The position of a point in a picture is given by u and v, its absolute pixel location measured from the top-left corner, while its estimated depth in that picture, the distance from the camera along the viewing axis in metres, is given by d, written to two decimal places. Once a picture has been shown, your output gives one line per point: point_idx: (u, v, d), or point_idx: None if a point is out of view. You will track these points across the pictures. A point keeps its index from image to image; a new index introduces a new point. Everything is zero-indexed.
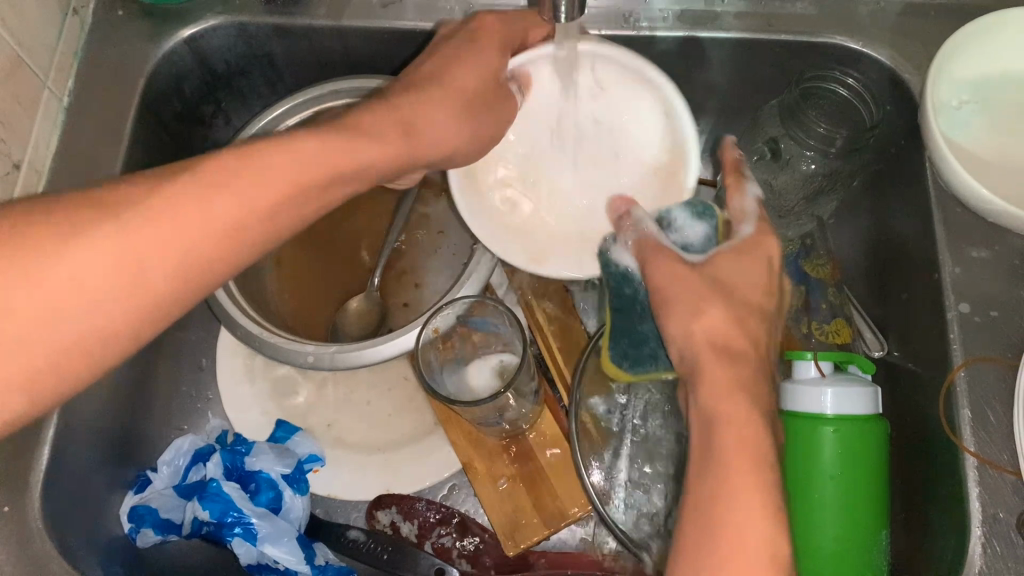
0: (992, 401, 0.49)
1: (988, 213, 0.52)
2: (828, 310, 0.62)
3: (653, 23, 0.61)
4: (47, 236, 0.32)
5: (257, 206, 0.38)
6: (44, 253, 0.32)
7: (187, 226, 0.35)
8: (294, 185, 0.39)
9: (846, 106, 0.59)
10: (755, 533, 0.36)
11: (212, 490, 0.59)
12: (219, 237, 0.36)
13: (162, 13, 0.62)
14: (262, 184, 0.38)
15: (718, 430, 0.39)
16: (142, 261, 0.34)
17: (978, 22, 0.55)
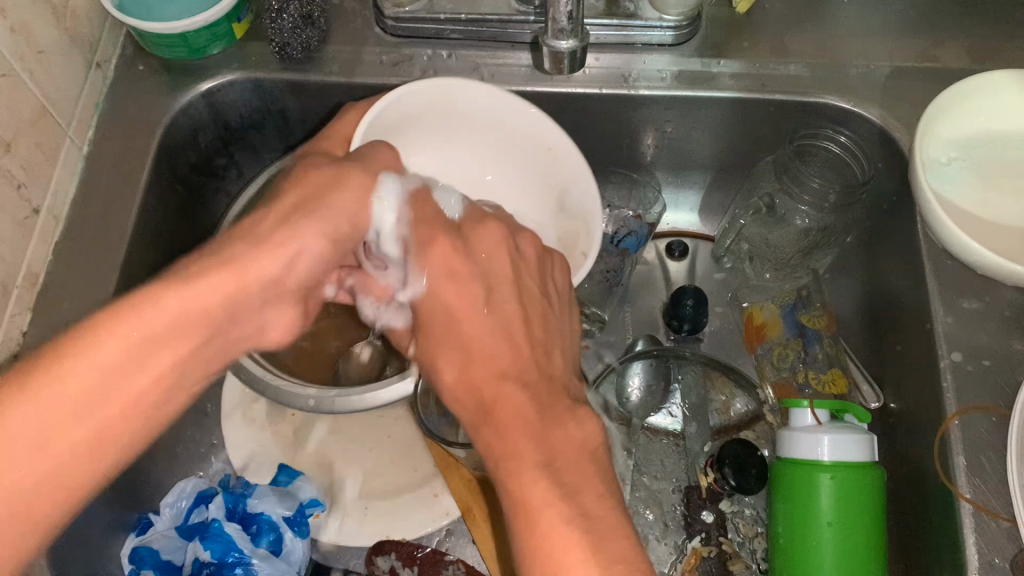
0: (986, 449, 0.50)
1: (975, 264, 0.54)
2: (824, 360, 0.65)
3: (652, 83, 0.63)
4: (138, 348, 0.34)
5: (108, 358, 0.33)
6: (105, 396, 0.33)
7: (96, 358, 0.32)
8: (168, 331, 0.34)
9: (837, 162, 0.63)
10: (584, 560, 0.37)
11: (214, 531, 0.60)
12: (107, 372, 0.33)
13: (182, 70, 0.65)
14: (202, 293, 0.35)
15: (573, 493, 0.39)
16: (99, 387, 0.33)
17: (964, 83, 0.58)
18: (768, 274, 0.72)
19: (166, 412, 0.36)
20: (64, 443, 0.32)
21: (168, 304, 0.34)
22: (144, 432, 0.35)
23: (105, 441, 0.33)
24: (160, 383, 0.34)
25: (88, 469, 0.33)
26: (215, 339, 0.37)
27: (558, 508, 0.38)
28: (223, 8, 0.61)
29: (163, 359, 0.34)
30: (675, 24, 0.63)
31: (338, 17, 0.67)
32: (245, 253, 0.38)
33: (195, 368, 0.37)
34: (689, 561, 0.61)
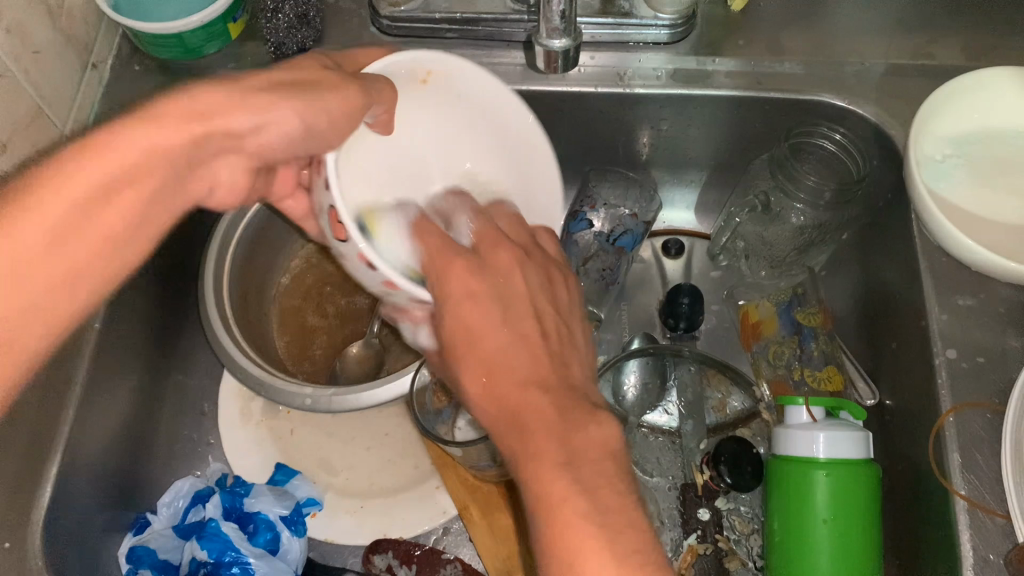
0: (981, 446, 0.50)
1: (969, 261, 0.54)
2: (821, 357, 0.65)
3: (647, 81, 0.64)
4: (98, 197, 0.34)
5: (62, 200, 0.32)
6: (66, 231, 0.33)
7: (52, 211, 0.32)
8: (127, 175, 0.34)
9: (832, 159, 0.63)
10: (584, 531, 0.35)
11: (212, 530, 0.60)
12: (63, 216, 0.32)
13: (178, 70, 0.65)
14: (158, 143, 0.34)
15: (570, 455, 0.37)
16: (56, 229, 0.32)
17: (957, 82, 0.58)
18: (763, 272, 0.72)
19: (141, 236, 0.36)
20: (30, 287, 0.32)
21: (136, 139, 0.34)
22: (110, 270, 0.35)
23: (61, 283, 0.33)
24: (128, 218, 0.35)
25: (42, 322, 0.33)
26: (177, 173, 0.36)
27: (573, 497, 0.36)
28: (218, 8, 0.61)
29: (133, 163, 0.34)
30: (669, 22, 0.63)
31: (334, 17, 0.67)
32: (216, 98, 0.37)
33: (164, 212, 0.37)
34: (685, 558, 0.61)
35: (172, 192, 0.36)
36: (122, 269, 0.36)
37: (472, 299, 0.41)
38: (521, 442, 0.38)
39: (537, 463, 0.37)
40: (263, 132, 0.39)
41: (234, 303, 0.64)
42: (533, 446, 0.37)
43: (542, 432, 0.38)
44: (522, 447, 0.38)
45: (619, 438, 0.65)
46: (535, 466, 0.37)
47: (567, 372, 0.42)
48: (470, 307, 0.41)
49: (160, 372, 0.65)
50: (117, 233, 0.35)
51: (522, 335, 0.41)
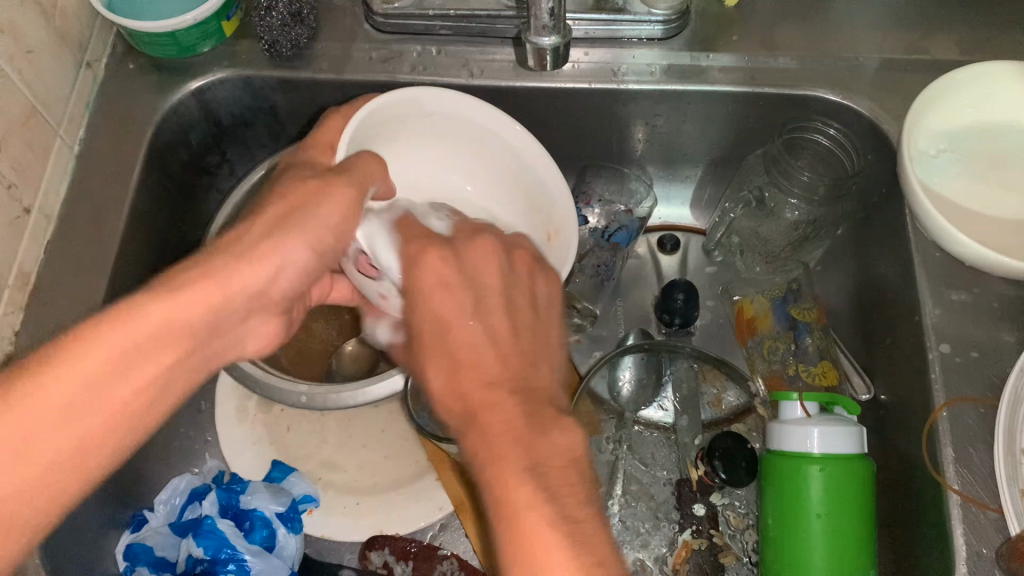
0: (974, 440, 0.50)
1: (962, 255, 0.54)
2: (816, 352, 0.65)
3: (641, 77, 0.63)
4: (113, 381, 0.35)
5: (83, 369, 0.34)
6: (82, 404, 0.34)
7: (68, 379, 0.33)
8: (142, 353, 0.35)
9: (828, 155, 0.63)
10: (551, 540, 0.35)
11: (207, 527, 0.60)
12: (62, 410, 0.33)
13: (171, 68, 0.65)
14: (172, 319, 0.36)
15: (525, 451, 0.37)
16: (74, 403, 0.34)
17: (949, 77, 0.58)
18: (759, 268, 0.71)
19: (162, 408, 0.37)
20: (62, 439, 0.33)
21: (149, 313, 0.35)
22: (106, 459, 0.35)
23: (77, 463, 0.34)
24: (153, 387, 0.36)
25: (66, 482, 0.34)
26: (185, 362, 0.37)
27: (539, 506, 0.35)
28: (211, 6, 0.61)
29: (143, 368, 0.35)
30: (663, 17, 0.63)
31: (328, 14, 0.67)
32: (225, 265, 0.38)
33: (187, 381, 0.38)
34: (680, 553, 0.61)
35: (180, 393, 0.38)
36: (149, 434, 0.37)
37: (437, 294, 0.43)
38: (485, 442, 0.38)
39: (499, 455, 0.37)
40: (275, 293, 0.41)
41: None
42: (490, 441, 0.38)
43: (502, 425, 0.38)
44: (482, 446, 0.38)
45: (615, 433, 0.65)
46: (494, 466, 0.37)
47: (541, 370, 0.42)
48: (443, 269, 0.43)
49: None
50: (130, 440, 0.36)
51: (488, 325, 0.42)
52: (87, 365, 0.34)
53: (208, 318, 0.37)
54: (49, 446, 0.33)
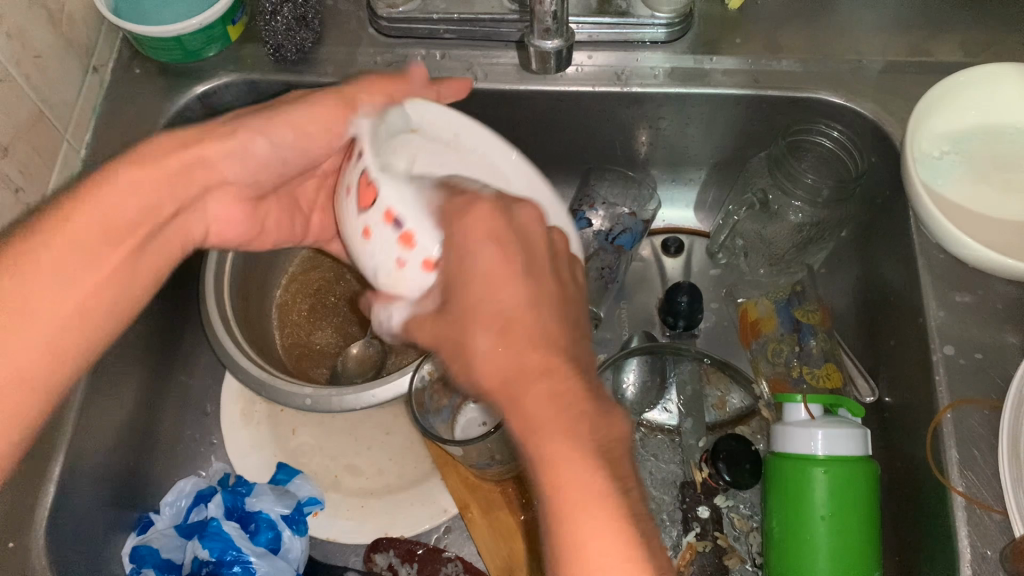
0: (981, 442, 0.50)
1: (967, 258, 0.53)
2: (820, 355, 0.65)
3: (644, 80, 0.64)
4: (108, 234, 0.42)
5: (75, 237, 0.41)
6: (85, 241, 0.41)
7: (71, 251, 0.41)
8: (128, 215, 0.43)
9: (830, 157, 0.63)
10: (601, 548, 0.34)
11: (213, 530, 0.61)
12: (60, 275, 0.40)
13: (178, 73, 0.65)
14: (143, 179, 0.43)
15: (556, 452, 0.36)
16: (70, 272, 0.41)
17: (950, 80, 0.58)
18: (762, 270, 0.72)
19: (135, 290, 0.44)
20: (55, 307, 0.40)
21: (125, 183, 0.43)
22: (115, 307, 0.43)
23: (82, 317, 0.41)
24: (127, 258, 0.43)
25: (72, 341, 0.41)
26: (170, 197, 0.45)
27: (593, 503, 0.35)
28: (216, 11, 0.61)
29: (134, 196, 0.43)
30: (667, 21, 0.63)
31: (333, 19, 0.67)
32: (189, 134, 0.46)
33: (152, 268, 0.45)
34: (685, 555, 0.61)
35: (172, 217, 0.46)
36: (133, 298, 0.44)
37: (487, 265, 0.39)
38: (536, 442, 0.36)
39: (552, 456, 0.36)
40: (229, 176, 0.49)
41: (234, 303, 0.64)
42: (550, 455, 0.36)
43: (552, 413, 0.36)
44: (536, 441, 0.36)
45: None
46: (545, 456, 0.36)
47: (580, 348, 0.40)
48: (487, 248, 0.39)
49: (162, 373, 0.66)
50: (129, 276, 0.43)
51: (538, 292, 0.39)
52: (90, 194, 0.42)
53: (182, 157, 0.45)
54: (55, 311, 0.40)
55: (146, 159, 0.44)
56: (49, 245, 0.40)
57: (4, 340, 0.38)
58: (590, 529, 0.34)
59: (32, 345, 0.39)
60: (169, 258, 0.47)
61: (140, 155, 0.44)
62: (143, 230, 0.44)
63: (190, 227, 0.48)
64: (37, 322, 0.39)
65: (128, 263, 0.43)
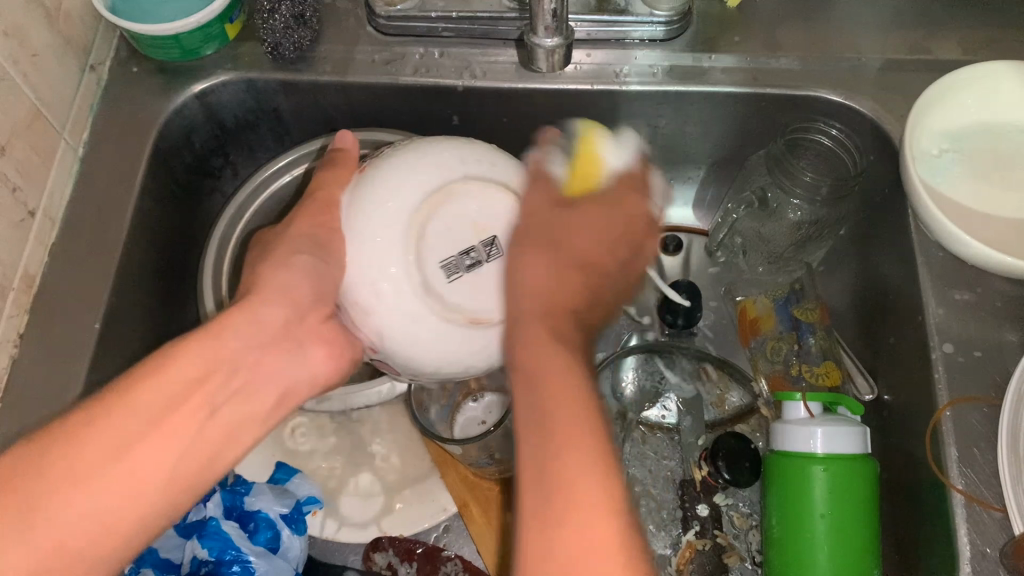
0: (979, 440, 0.50)
1: (966, 256, 0.54)
2: (818, 352, 0.65)
3: (643, 78, 0.64)
4: (165, 402, 0.39)
5: (130, 405, 0.38)
6: (139, 414, 0.38)
7: (124, 423, 0.38)
8: (192, 382, 0.40)
9: (830, 155, 0.63)
10: (575, 460, 0.37)
11: (212, 529, 0.59)
12: (114, 448, 0.37)
13: (175, 72, 0.65)
14: (215, 347, 0.42)
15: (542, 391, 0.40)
16: (123, 445, 0.38)
17: (949, 78, 0.58)
18: (762, 268, 0.72)
19: (202, 458, 0.40)
20: (106, 483, 0.37)
21: (196, 350, 0.41)
22: (178, 480, 0.39)
23: (136, 490, 0.38)
24: (193, 424, 0.40)
25: (126, 520, 0.37)
26: (243, 360, 0.43)
27: (571, 404, 0.39)
28: (214, 9, 0.61)
29: (201, 363, 0.41)
30: (665, 18, 0.63)
31: (331, 17, 0.67)
32: (261, 297, 0.45)
33: (229, 430, 0.42)
34: (684, 554, 0.61)
35: (254, 379, 0.43)
36: (198, 470, 0.40)
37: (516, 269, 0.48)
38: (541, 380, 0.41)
39: (557, 391, 0.40)
40: (309, 321, 0.46)
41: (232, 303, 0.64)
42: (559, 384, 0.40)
43: (558, 375, 0.41)
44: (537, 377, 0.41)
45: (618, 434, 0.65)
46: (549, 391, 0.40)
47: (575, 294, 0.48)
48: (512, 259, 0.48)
49: None
50: (195, 444, 0.40)
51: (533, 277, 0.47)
52: (153, 364, 0.40)
53: (252, 322, 0.44)
54: (108, 488, 0.37)
55: (221, 328, 0.42)
56: (108, 414, 0.38)
57: (45, 527, 0.35)
58: (571, 453, 0.37)
59: (78, 528, 0.36)
60: (253, 417, 0.43)
61: (218, 321, 0.43)
62: (212, 394, 0.41)
63: (289, 396, 0.46)
64: (87, 504, 0.36)
65: (194, 432, 0.40)
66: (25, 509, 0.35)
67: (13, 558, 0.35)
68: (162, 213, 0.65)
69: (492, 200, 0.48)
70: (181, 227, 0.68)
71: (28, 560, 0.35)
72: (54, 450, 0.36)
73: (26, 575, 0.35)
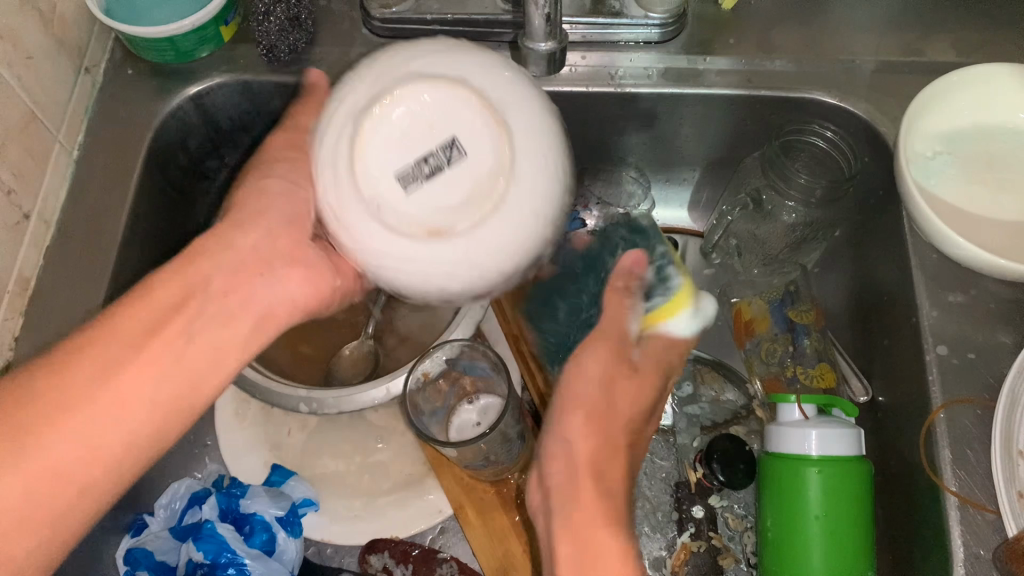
0: (973, 442, 0.50)
1: (960, 258, 0.54)
2: (813, 355, 0.65)
3: (638, 80, 0.64)
4: (151, 330, 0.40)
5: (114, 333, 0.39)
6: (126, 343, 0.39)
7: (108, 349, 0.39)
8: (174, 310, 0.41)
9: (824, 157, 0.63)
10: None
11: (207, 532, 0.61)
12: (99, 371, 0.39)
13: (170, 74, 0.65)
14: (200, 278, 0.42)
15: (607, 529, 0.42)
16: (112, 369, 0.39)
17: (943, 81, 0.58)
18: (756, 270, 0.72)
19: (189, 389, 0.41)
20: (92, 408, 0.38)
21: (180, 278, 0.42)
22: (164, 403, 0.40)
23: (120, 410, 0.38)
24: (180, 348, 0.40)
25: (115, 446, 0.38)
26: (233, 286, 0.43)
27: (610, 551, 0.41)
28: (209, 12, 0.61)
29: (187, 290, 0.42)
30: (660, 21, 0.63)
31: (326, 18, 0.67)
32: (243, 236, 0.44)
33: (211, 358, 0.41)
34: (679, 555, 0.61)
35: (245, 303, 0.43)
36: (186, 394, 0.41)
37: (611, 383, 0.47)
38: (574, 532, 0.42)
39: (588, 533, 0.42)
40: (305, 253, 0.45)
41: None
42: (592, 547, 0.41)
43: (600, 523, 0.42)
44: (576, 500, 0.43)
45: None
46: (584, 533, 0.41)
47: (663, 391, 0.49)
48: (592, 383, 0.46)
49: None
50: (182, 371, 0.41)
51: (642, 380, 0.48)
52: (136, 296, 0.41)
53: (238, 251, 0.44)
54: (94, 411, 0.38)
55: (207, 256, 0.43)
56: (92, 342, 0.39)
57: (37, 454, 0.37)
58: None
59: (66, 455, 0.37)
60: (240, 343, 0.43)
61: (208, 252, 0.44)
62: (204, 319, 0.41)
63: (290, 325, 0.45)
64: (73, 427, 0.37)
65: (181, 358, 0.40)
66: (17, 438, 0.36)
67: (7, 486, 0.36)
68: (157, 215, 0.65)
69: (450, 89, 0.39)
70: (176, 229, 0.68)
71: (16, 485, 0.36)
72: (42, 375, 0.38)
73: (23, 495, 0.36)
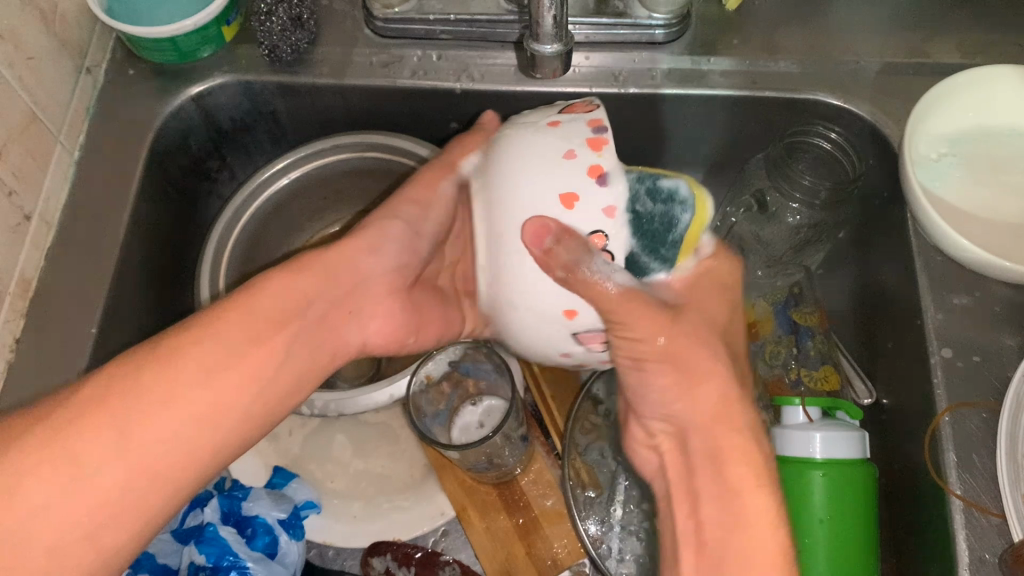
0: (978, 445, 0.50)
1: (965, 261, 0.53)
2: (817, 357, 0.65)
3: (642, 82, 0.63)
4: (249, 342, 0.44)
5: (220, 334, 0.43)
6: (227, 348, 0.43)
7: (212, 348, 0.42)
8: (269, 325, 0.45)
9: (829, 159, 0.62)
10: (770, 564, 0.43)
11: (210, 534, 0.60)
12: (207, 368, 0.42)
13: (171, 74, 0.64)
14: (281, 297, 0.47)
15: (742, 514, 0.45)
16: (211, 369, 0.42)
17: (949, 82, 0.58)
18: (760, 272, 0.71)
19: (266, 405, 0.45)
20: (196, 404, 0.41)
21: (277, 293, 0.47)
22: (249, 415, 0.44)
23: (217, 416, 0.42)
24: (268, 362, 0.45)
25: (204, 442, 0.41)
26: (308, 312, 0.48)
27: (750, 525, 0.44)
28: (211, 11, 0.61)
29: (281, 302, 0.47)
30: (665, 22, 0.63)
31: (328, 18, 0.67)
32: (332, 258, 0.51)
33: (290, 381, 0.47)
34: None
35: (307, 332, 0.48)
36: (262, 411, 0.45)
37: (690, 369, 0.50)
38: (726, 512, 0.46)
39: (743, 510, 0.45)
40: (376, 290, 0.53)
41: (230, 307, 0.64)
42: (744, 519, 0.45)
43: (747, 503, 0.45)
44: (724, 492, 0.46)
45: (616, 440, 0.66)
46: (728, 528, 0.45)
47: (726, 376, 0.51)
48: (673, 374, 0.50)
49: None
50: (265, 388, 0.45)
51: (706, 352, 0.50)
52: (237, 302, 0.45)
53: (320, 279, 0.50)
54: (193, 406, 0.41)
55: (296, 279, 0.49)
56: (201, 339, 0.42)
57: (144, 438, 0.39)
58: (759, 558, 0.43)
59: (160, 446, 0.40)
60: (316, 370, 0.49)
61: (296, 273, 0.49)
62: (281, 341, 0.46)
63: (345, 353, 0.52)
64: (173, 418, 0.40)
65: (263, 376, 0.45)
66: (126, 421, 0.39)
67: (117, 466, 0.38)
68: (159, 215, 0.65)
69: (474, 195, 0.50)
70: (178, 229, 0.68)
71: (119, 472, 0.38)
72: (159, 367, 0.41)
73: (119, 484, 0.38)
